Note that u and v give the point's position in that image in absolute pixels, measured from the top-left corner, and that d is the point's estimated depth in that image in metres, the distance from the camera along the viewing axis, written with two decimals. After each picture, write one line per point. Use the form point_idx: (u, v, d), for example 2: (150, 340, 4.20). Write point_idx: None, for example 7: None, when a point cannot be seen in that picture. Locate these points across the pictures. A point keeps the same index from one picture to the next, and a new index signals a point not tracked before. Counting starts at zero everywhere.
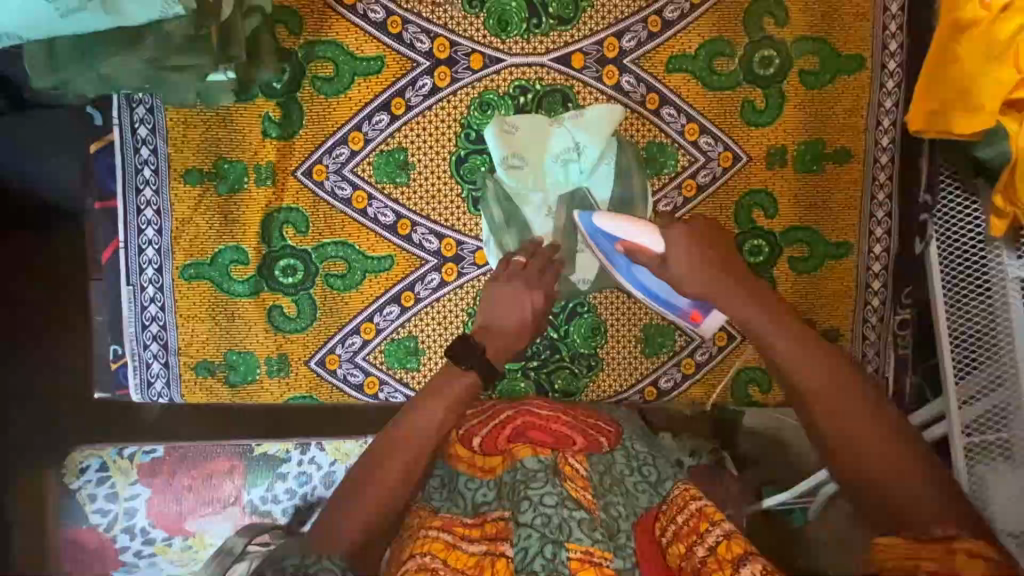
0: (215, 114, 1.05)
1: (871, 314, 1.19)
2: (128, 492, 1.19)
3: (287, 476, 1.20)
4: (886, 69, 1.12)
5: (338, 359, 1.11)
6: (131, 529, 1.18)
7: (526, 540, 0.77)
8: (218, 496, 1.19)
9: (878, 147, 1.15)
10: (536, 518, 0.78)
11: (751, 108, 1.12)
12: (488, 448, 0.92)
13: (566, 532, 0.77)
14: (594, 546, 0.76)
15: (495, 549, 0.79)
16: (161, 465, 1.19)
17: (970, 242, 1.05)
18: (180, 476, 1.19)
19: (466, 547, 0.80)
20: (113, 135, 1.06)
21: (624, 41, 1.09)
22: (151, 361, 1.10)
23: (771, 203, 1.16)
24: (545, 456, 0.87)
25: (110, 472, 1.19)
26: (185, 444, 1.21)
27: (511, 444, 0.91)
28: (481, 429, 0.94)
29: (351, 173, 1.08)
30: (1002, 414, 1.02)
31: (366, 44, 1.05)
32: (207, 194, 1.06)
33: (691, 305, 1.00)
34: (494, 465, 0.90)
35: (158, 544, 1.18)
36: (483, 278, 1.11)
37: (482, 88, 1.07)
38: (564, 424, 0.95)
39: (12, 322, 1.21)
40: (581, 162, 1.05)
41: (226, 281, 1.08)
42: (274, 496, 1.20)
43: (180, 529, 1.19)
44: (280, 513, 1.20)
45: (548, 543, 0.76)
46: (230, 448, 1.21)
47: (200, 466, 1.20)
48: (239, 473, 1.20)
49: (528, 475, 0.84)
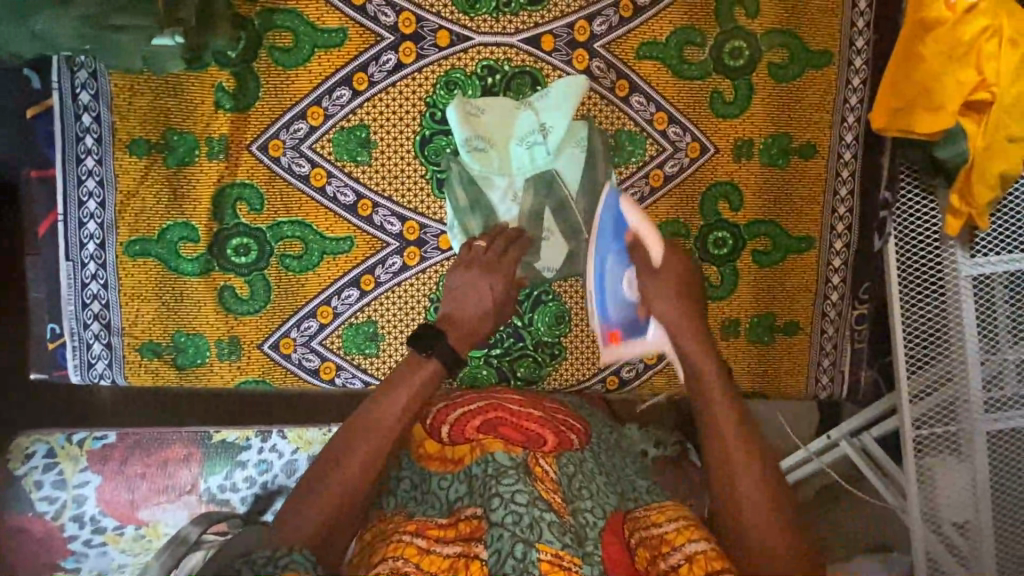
0: (164, 81, 0.99)
1: (830, 308, 1.20)
2: (77, 478, 1.13)
3: (247, 463, 1.17)
4: (852, 66, 1.13)
5: (293, 343, 1.07)
6: (81, 517, 1.12)
7: (498, 541, 0.76)
8: (173, 484, 1.15)
9: (842, 144, 1.16)
10: (507, 516, 0.77)
11: (721, 100, 1.12)
12: (456, 438, 0.93)
13: (537, 533, 0.75)
14: (563, 550, 0.74)
15: (469, 551, 0.78)
16: (113, 450, 1.15)
17: (925, 241, 1.08)
18: (133, 463, 1.15)
19: (439, 549, 0.77)
20: (52, 100, 0.98)
21: (595, 25, 1.07)
22: (92, 341, 1.03)
23: (737, 195, 1.15)
24: (516, 453, 0.87)
25: (58, 459, 1.13)
26: (138, 429, 1.17)
27: (480, 433, 0.92)
28: (450, 418, 0.95)
29: (310, 150, 1.03)
30: (951, 408, 1.07)
31: (328, 15, 1.00)
32: (154, 166, 1.01)
33: (617, 322, 0.94)
34: (462, 454, 0.90)
35: (108, 533, 1.12)
36: (446, 263, 1.08)
37: (448, 66, 1.04)
38: (538, 424, 0.95)
39: None
40: (546, 144, 1.02)
41: (174, 259, 1.03)
42: (233, 484, 1.16)
43: (132, 517, 1.13)
44: (238, 502, 1.16)
45: (519, 543, 0.74)
46: (186, 435, 1.17)
47: (155, 453, 1.16)
48: (196, 461, 1.16)
49: (500, 470, 0.83)
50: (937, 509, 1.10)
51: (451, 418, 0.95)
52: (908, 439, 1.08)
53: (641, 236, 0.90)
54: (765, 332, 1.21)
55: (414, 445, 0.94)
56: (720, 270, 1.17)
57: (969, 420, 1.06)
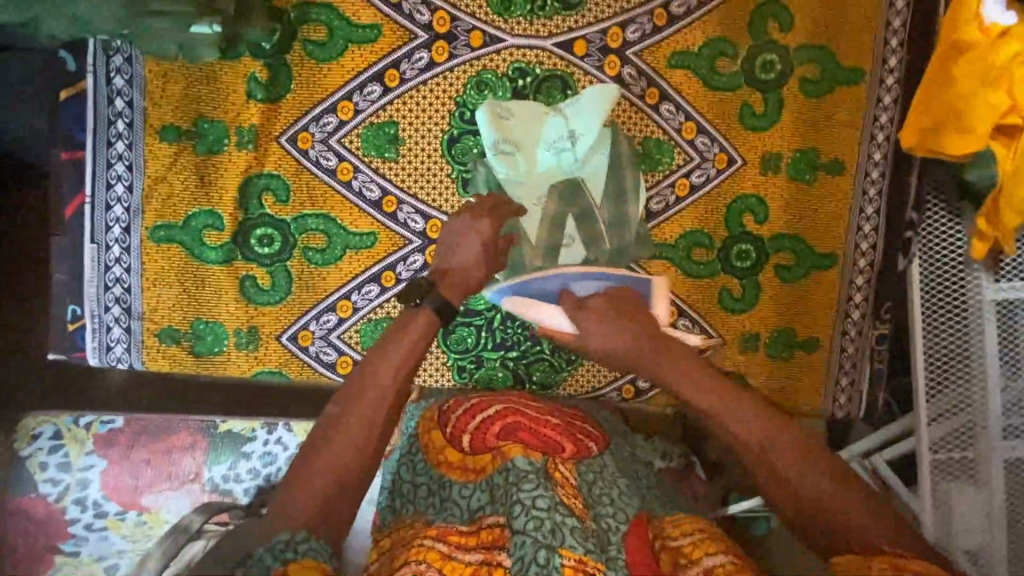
0: (199, 70, 1.00)
1: (851, 326, 1.19)
2: (82, 462, 1.14)
3: (252, 455, 1.17)
4: (884, 84, 1.12)
5: (311, 335, 1.07)
6: (83, 500, 1.13)
7: (522, 548, 0.75)
8: (177, 471, 1.15)
9: (869, 162, 1.16)
10: (529, 522, 0.76)
11: (750, 112, 1.11)
12: (477, 447, 0.92)
13: (559, 538, 0.75)
14: (586, 555, 0.74)
15: (492, 559, 0.78)
16: (119, 435, 1.16)
17: (951, 262, 1.07)
18: (140, 449, 1.15)
19: (462, 556, 0.78)
20: (86, 83, 0.99)
21: (628, 32, 1.06)
22: (112, 324, 1.03)
23: (762, 208, 1.15)
24: (535, 458, 0.86)
25: (64, 441, 1.14)
26: (147, 415, 1.18)
27: (500, 441, 0.91)
28: (469, 425, 0.94)
29: (337, 143, 1.04)
30: (969, 434, 1.06)
31: (363, 11, 1.01)
32: (183, 154, 1.01)
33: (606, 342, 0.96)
34: (484, 463, 0.90)
35: (110, 518, 1.13)
36: None
37: (479, 67, 1.04)
38: (554, 431, 0.94)
39: None
40: (573, 151, 1.02)
41: (198, 246, 1.03)
42: (237, 475, 1.16)
43: (135, 503, 1.14)
44: (241, 492, 1.16)
45: (542, 548, 0.74)
46: (194, 424, 1.18)
47: (160, 440, 1.16)
48: (201, 449, 1.17)
49: (520, 476, 0.83)
50: (951, 536, 1.08)
51: (471, 427, 0.94)
52: (925, 462, 1.07)
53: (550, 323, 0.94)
54: (784, 347, 1.20)
55: (435, 450, 0.94)
56: (742, 283, 1.16)
57: (986, 446, 1.05)
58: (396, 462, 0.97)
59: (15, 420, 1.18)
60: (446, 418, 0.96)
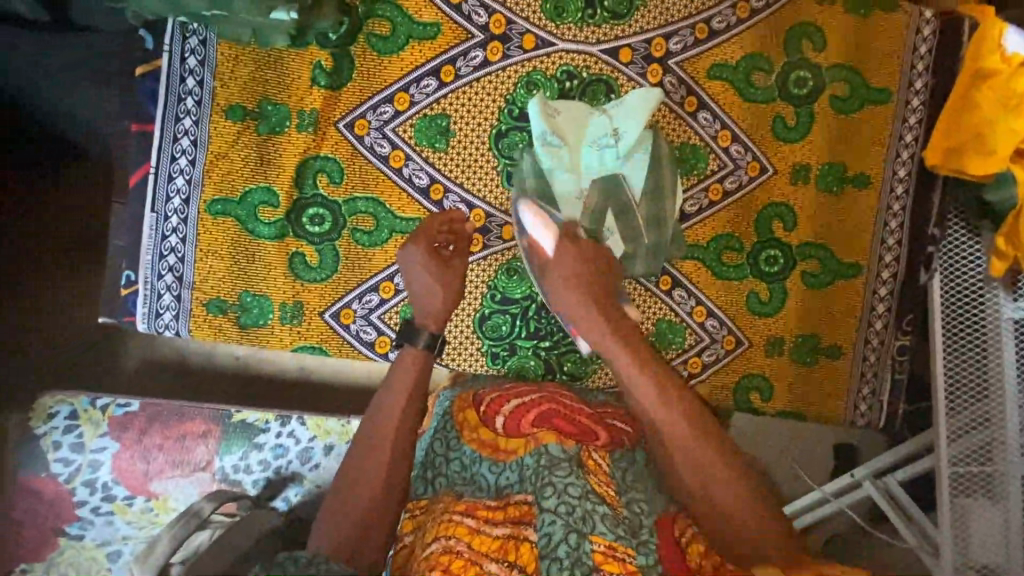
0: (267, 55, 1.05)
1: (874, 336, 1.23)
2: (95, 444, 1.17)
3: (263, 446, 1.21)
4: (909, 106, 1.19)
5: (353, 314, 1.10)
6: (93, 482, 1.17)
7: (550, 526, 0.78)
8: (189, 459, 1.19)
9: (894, 178, 1.21)
10: (560, 505, 0.80)
11: (782, 125, 1.17)
12: (511, 431, 0.96)
13: (589, 525, 0.78)
14: (616, 542, 0.78)
15: (518, 534, 0.81)
16: (133, 420, 1.18)
17: (970, 283, 1.12)
18: (153, 435, 1.18)
19: (489, 530, 0.81)
20: (161, 61, 1.04)
21: (671, 44, 1.13)
22: (163, 292, 1.06)
23: (792, 217, 1.19)
24: (569, 445, 0.91)
25: (79, 421, 1.17)
26: (161, 401, 1.20)
27: (535, 428, 0.95)
28: (504, 409, 0.98)
29: (392, 132, 1.09)
30: (987, 449, 1.08)
31: (426, 9, 1.07)
32: (246, 133, 1.06)
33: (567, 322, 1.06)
34: (516, 447, 0.93)
35: (118, 502, 1.17)
36: (509, 252, 1.14)
37: (530, 67, 1.10)
38: (588, 418, 0.99)
39: (43, 256, 1.26)
40: (617, 147, 1.08)
41: (252, 221, 1.07)
42: (247, 466, 1.20)
43: (144, 489, 1.18)
44: (250, 484, 1.20)
45: (572, 532, 0.77)
46: (209, 413, 1.20)
47: (173, 426, 1.19)
48: (214, 438, 1.20)
49: (553, 462, 0.87)
50: (969, 551, 1.08)
51: (506, 409, 0.98)
52: (943, 476, 1.09)
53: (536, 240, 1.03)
54: (808, 352, 1.23)
55: (468, 430, 0.98)
56: (769, 288, 1.20)
57: (1004, 462, 1.06)
58: (429, 438, 1.00)
59: (35, 400, 1.22)
60: (482, 400, 1.01)
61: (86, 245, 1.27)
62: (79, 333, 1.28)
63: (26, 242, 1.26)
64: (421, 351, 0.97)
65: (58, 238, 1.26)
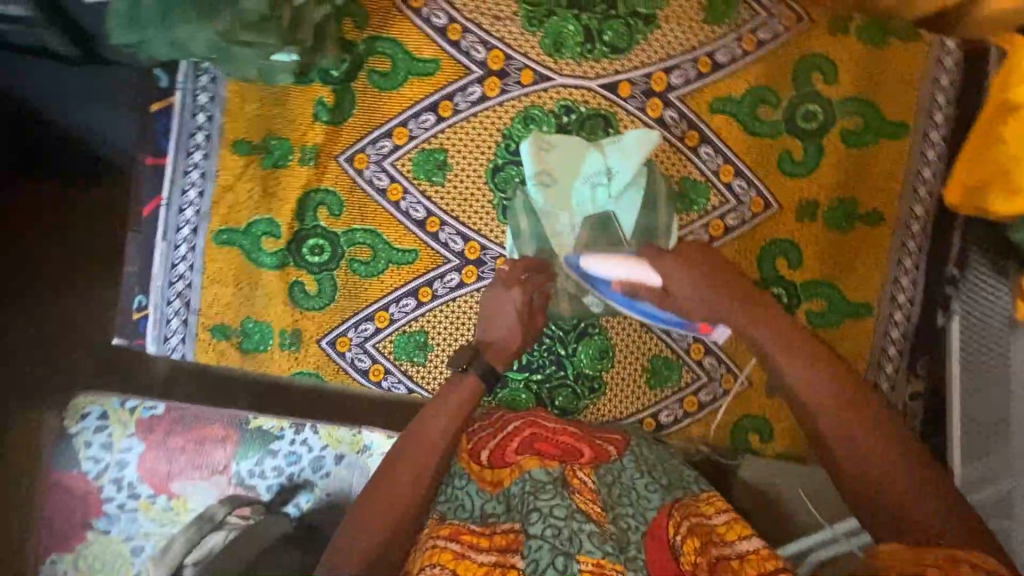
0: (273, 92, 1.09)
1: (884, 380, 1.17)
2: (123, 443, 1.24)
3: (278, 453, 1.25)
4: (928, 140, 1.13)
5: (349, 341, 1.13)
6: (119, 480, 1.22)
7: (537, 551, 0.79)
8: (208, 462, 1.23)
9: (911, 216, 1.15)
10: (546, 529, 0.80)
11: (789, 159, 1.13)
12: (496, 461, 0.96)
13: (576, 545, 0.78)
14: (604, 559, 0.77)
15: (503, 561, 0.83)
16: (159, 422, 1.25)
17: (992, 327, 1.04)
18: (175, 436, 1.24)
19: (474, 556, 0.82)
20: (174, 98, 1.10)
21: (672, 77, 1.11)
22: (172, 316, 1.12)
23: (797, 253, 1.15)
24: (552, 467, 0.91)
25: (109, 422, 1.23)
26: (185, 406, 1.26)
27: (518, 455, 0.95)
28: (489, 443, 0.99)
29: (391, 166, 1.11)
30: (1008, 503, 0.99)
31: (425, 46, 1.09)
32: (252, 166, 1.10)
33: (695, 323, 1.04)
34: (502, 477, 0.94)
35: (142, 499, 1.22)
36: (476, 294, 1.13)
37: (528, 103, 1.10)
38: (570, 437, 1.00)
39: (70, 275, 1.35)
40: (609, 187, 1.07)
41: (255, 251, 1.11)
42: (262, 471, 1.24)
43: (165, 488, 1.22)
44: (264, 488, 1.24)
45: (559, 555, 0.77)
46: (228, 418, 1.26)
47: (194, 430, 1.25)
48: (231, 442, 1.25)
49: (537, 486, 0.87)
50: None
51: (489, 443, 0.99)
52: None
53: (628, 278, 1.00)
54: None
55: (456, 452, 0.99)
56: None
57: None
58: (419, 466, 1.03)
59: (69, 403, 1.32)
60: (469, 430, 1.02)
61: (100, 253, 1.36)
62: (83, 335, 1.36)
63: (58, 261, 1.35)
64: (479, 377, 1.00)
65: (86, 257, 1.35)
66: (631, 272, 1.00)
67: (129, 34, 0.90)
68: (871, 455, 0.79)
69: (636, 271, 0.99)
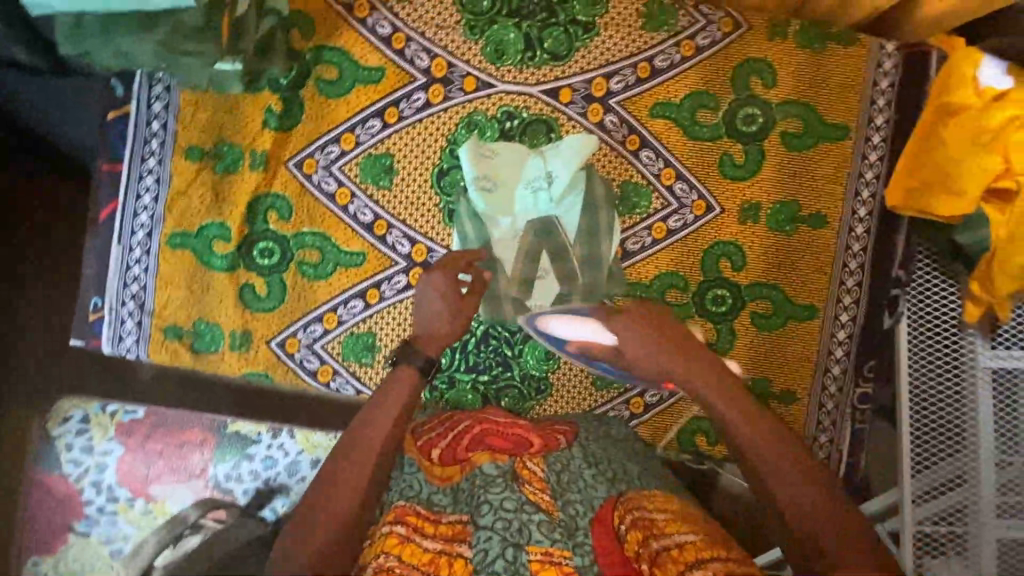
0: (225, 100, 1.13)
1: (831, 382, 1.17)
2: (103, 446, 1.24)
3: (254, 457, 1.27)
4: (870, 142, 1.14)
5: (298, 342, 1.16)
6: (98, 484, 1.23)
7: (486, 542, 0.80)
8: (185, 465, 1.25)
9: (855, 218, 1.15)
10: (496, 521, 0.82)
11: (730, 162, 1.15)
12: (447, 459, 0.96)
13: (526, 536, 0.80)
14: (553, 547, 0.80)
15: (452, 549, 0.84)
16: (138, 426, 1.25)
17: (941, 329, 1.10)
18: (155, 440, 1.25)
19: (420, 541, 0.83)
20: (130, 106, 1.13)
21: (612, 83, 1.13)
22: (126, 317, 1.15)
23: (740, 255, 1.16)
24: (502, 462, 0.93)
25: (90, 426, 1.24)
26: (165, 410, 1.28)
27: (469, 452, 0.96)
28: (440, 442, 0.98)
29: (339, 170, 1.14)
30: (961, 510, 1.07)
31: (370, 54, 1.12)
32: (204, 171, 1.14)
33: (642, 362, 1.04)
34: (451, 473, 0.95)
35: (121, 503, 1.24)
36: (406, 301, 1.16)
37: (471, 109, 1.13)
38: (523, 430, 1.01)
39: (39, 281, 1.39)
40: (549, 192, 1.11)
41: (207, 253, 1.14)
42: (239, 475, 1.26)
43: (143, 492, 1.24)
44: (241, 492, 1.26)
45: (509, 546, 0.79)
46: (207, 422, 1.28)
47: (175, 433, 1.26)
48: (209, 446, 1.26)
49: (487, 480, 0.89)
50: None
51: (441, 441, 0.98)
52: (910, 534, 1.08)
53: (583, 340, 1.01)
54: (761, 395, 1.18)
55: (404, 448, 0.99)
56: (717, 327, 1.17)
57: (977, 526, 1.06)
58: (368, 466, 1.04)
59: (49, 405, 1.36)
60: (420, 431, 1.02)
61: (68, 259, 1.40)
62: (51, 339, 1.39)
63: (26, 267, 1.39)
64: None
65: (54, 263, 1.39)
66: (587, 333, 1.01)
67: (71, 46, 0.95)
68: (816, 497, 0.73)
69: (591, 333, 1.00)
